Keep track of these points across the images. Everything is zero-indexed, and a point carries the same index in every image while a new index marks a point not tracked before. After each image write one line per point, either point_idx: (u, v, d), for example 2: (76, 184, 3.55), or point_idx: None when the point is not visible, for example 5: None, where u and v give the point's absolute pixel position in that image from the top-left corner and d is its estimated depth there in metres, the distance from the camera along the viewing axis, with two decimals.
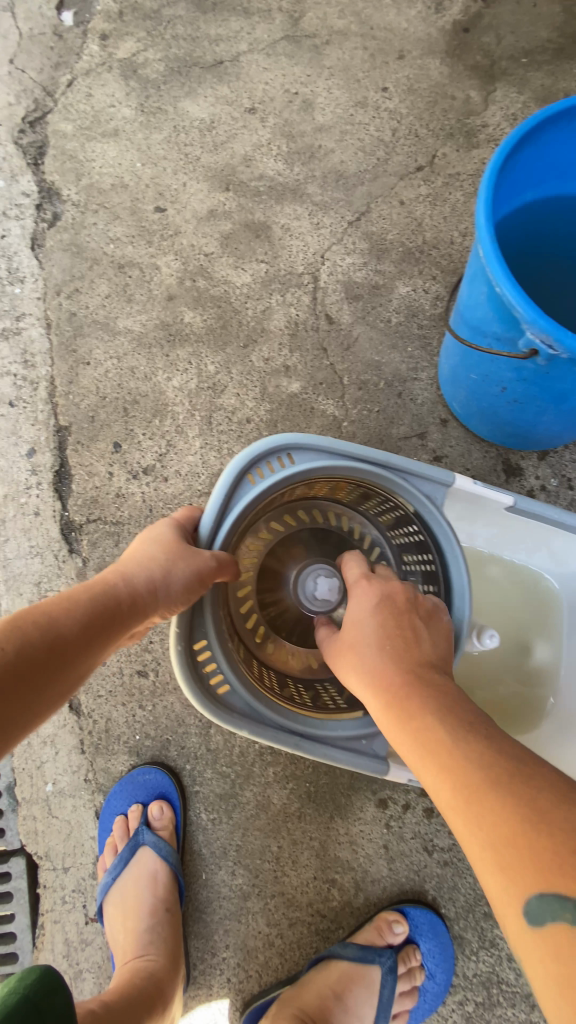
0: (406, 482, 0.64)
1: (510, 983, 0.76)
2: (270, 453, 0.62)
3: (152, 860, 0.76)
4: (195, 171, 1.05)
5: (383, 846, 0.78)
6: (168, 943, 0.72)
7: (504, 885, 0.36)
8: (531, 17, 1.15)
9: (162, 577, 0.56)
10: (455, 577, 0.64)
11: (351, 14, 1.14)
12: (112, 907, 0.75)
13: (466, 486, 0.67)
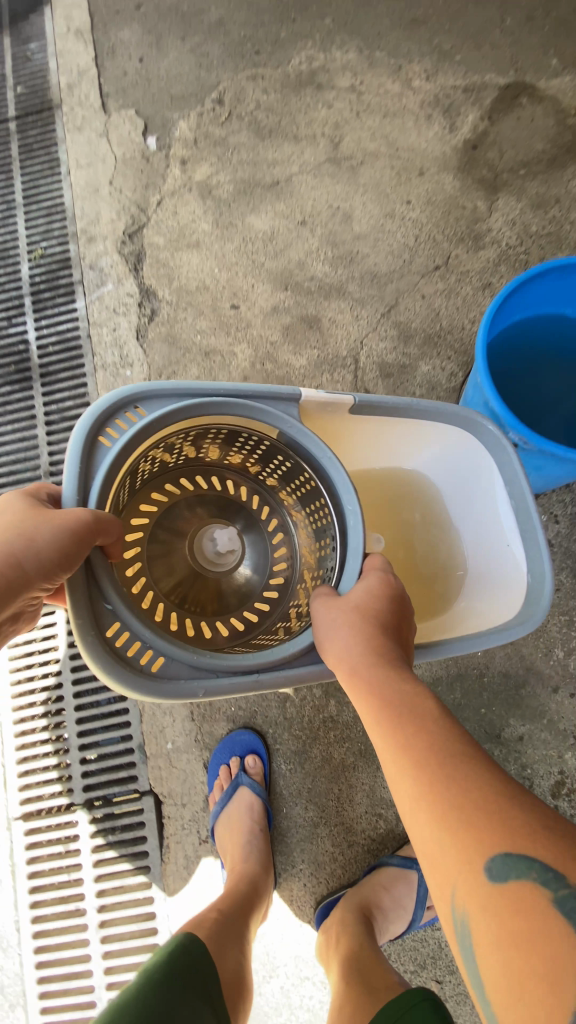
0: (257, 410, 0.82)
1: None
2: (120, 410, 0.78)
3: (249, 796, 1.03)
4: (261, 275, 1.35)
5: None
6: (263, 851, 1.00)
7: (470, 870, 0.49)
8: (529, 131, 1.42)
9: (29, 558, 0.64)
10: (341, 485, 0.82)
11: (380, 137, 1.44)
12: (221, 827, 1.04)
13: (312, 395, 0.84)
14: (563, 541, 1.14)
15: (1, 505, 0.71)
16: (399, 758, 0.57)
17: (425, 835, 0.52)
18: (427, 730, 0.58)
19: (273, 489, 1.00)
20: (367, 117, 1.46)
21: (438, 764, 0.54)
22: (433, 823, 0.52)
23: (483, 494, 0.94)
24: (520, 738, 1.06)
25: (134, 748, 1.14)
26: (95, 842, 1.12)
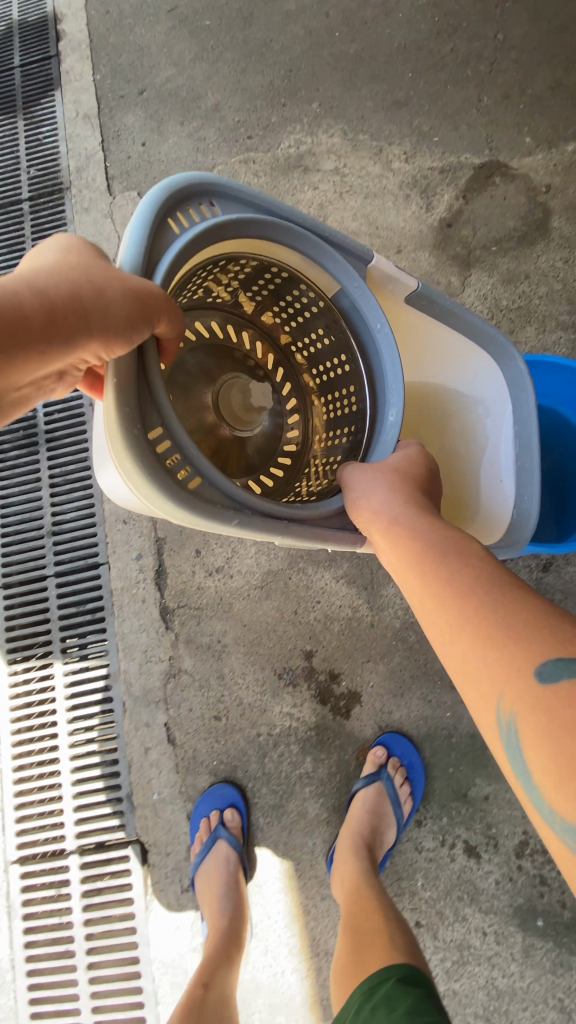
0: (328, 257, 0.83)
1: (476, 946, 1.05)
2: (195, 197, 0.75)
3: (226, 848, 1.10)
4: None
5: (391, 814, 1.09)
6: (240, 900, 1.07)
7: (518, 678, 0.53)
8: (502, 209, 1.51)
9: (83, 289, 0.60)
10: (380, 336, 0.85)
11: (362, 217, 1.55)
12: (200, 877, 1.10)
13: (383, 265, 0.87)
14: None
15: (47, 247, 0.66)
16: (445, 605, 0.62)
17: (467, 646, 0.58)
18: (471, 570, 0.65)
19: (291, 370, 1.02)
20: (350, 198, 1.58)
21: (480, 589, 0.61)
22: (477, 639, 0.57)
23: (494, 426, 0.97)
24: (486, 797, 1.11)
25: (123, 796, 1.22)
26: (85, 886, 1.20)
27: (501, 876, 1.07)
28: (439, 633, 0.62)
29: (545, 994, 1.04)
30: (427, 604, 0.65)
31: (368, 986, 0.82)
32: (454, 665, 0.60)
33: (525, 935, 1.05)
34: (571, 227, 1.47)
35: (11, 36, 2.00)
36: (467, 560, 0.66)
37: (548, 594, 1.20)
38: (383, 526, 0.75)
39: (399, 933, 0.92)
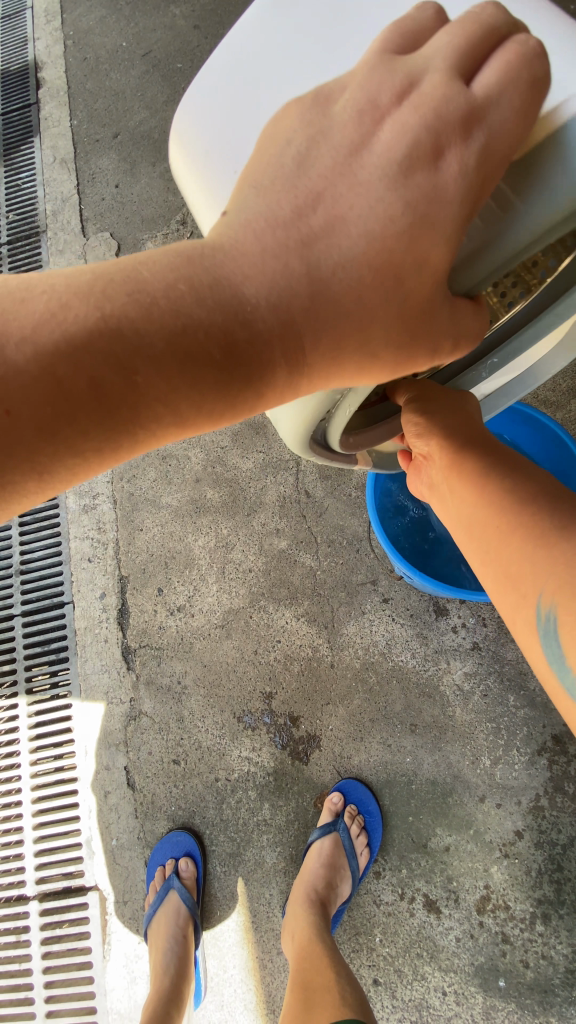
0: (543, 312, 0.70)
1: (436, 1006, 1.02)
2: None
3: (177, 901, 1.09)
4: None
5: (346, 865, 1.06)
6: (185, 954, 1.06)
7: (564, 572, 0.56)
8: None
9: (371, 315, 0.43)
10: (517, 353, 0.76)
11: None
12: (152, 926, 1.09)
13: None
14: (490, 645, 1.14)
15: (352, 211, 0.43)
16: (498, 509, 0.63)
17: (513, 546, 0.61)
18: (526, 479, 0.65)
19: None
20: None
21: (535, 498, 0.62)
22: (526, 540, 0.60)
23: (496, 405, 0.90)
24: (447, 849, 1.06)
25: (82, 842, 1.21)
26: (43, 934, 1.19)
27: (462, 933, 1.03)
28: (488, 546, 0.64)
29: None
30: (477, 511, 0.66)
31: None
32: (497, 560, 0.63)
33: (487, 996, 1.01)
34: None
35: None
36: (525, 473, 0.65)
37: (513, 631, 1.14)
38: (440, 443, 0.72)
39: (348, 986, 0.91)
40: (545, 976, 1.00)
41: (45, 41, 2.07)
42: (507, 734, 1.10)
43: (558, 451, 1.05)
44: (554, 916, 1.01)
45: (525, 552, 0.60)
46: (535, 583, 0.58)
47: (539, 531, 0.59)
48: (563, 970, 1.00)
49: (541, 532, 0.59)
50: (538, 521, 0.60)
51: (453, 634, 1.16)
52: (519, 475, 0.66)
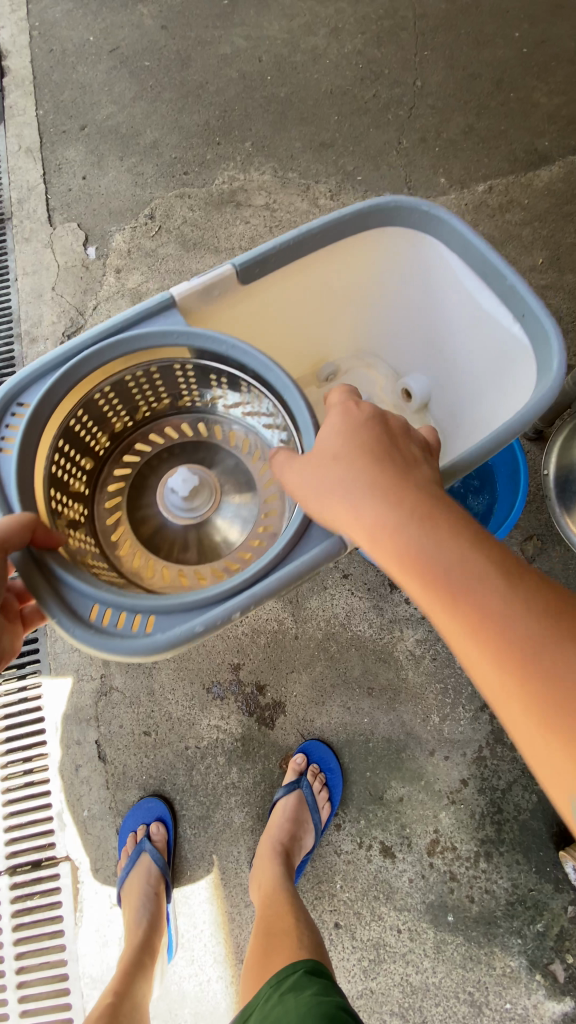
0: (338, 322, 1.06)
1: (391, 943, 1.11)
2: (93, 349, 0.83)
3: (152, 863, 1.13)
4: None
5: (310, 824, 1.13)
6: (157, 911, 1.11)
7: (539, 720, 0.52)
8: None
9: None
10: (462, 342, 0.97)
11: None
12: (123, 888, 1.14)
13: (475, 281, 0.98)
14: None
15: None
16: (459, 631, 0.57)
17: (489, 673, 0.55)
18: (489, 588, 0.57)
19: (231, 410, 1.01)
20: (279, 232, 1.68)
21: (494, 611, 0.56)
22: (499, 665, 0.54)
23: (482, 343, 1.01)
24: (401, 799, 1.16)
25: (53, 816, 1.24)
26: (14, 907, 1.21)
27: (415, 874, 1.13)
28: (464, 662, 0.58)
29: (456, 987, 1.09)
30: (445, 631, 0.59)
31: (276, 978, 0.86)
32: (475, 679, 0.57)
33: (437, 930, 1.11)
34: None
35: None
36: (490, 585, 0.57)
37: None
38: (385, 550, 0.64)
39: (307, 928, 0.98)
40: (488, 909, 1.11)
41: (9, 29, 2.06)
42: (453, 693, 1.21)
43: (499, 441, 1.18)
44: (495, 854, 1.13)
45: (500, 688, 0.54)
46: (521, 712, 0.53)
47: (509, 670, 0.54)
48: (504, 902, 1.11)
49: (514, 666, 0.54)
50: (505, 655, 0.54)
51: (405, 605, 1.27)
52: (473, 581, 0.58)
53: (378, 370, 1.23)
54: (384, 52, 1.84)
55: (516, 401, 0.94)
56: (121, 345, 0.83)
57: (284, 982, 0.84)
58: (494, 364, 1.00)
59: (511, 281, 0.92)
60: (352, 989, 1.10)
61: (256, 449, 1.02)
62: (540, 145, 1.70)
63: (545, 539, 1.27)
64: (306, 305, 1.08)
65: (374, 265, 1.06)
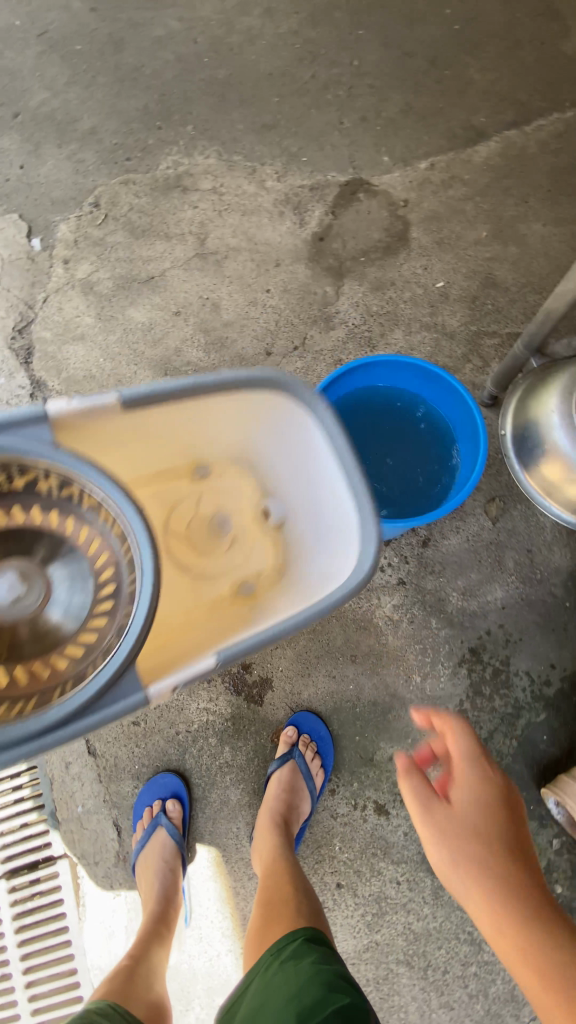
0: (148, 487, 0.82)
1: (392, 895, 1.16)
2: None
3: (162, 839, 1.14)
4: (142, 363, 1.51)
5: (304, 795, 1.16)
6: (174, 882, 1.12)
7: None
8: (366, 222, 1.64)
9: None
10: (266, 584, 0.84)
11: (241, 233, 1.64)
12: (139, 862, 1.14)
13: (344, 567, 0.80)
14: (412, 579, 1.30)
15: None
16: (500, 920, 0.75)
17: (504, 951, 0.75)
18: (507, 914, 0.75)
19: (91, 507, 0.77)
20: (228, 215, 1.67)
21: (508, 927, 0.75)
22: (512, 956, 0.74)
23: (325, 537, 0.86)
24: (390, 758, 1.21)
25: (46, 816, 1.23)
26: (15, 911, 1.20)
27: (409, 827, 1.18)
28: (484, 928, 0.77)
29: (455, 928, 1.15)
30: (480, 914, 0.77)
31: (276, 948, 0.90)
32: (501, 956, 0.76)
33: (434, 878, 1.16)
34: (428, 236, 1.62)
35: None
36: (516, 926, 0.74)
37: (429, 567, 1.31)
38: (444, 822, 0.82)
39: (305, 898, 1.00)
40: None
41: None
42: (432, 652, 1.26)
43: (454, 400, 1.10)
44: None
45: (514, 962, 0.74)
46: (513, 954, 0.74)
47: (523, 956, 0.73)
48: None
49: (521, 959, 0.73)
50: (525, 949, 0.73)
51: (381, 573, 1.30)
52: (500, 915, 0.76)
53: (248, 478, 0.94)
54: (319, 31, 1.85)
55: (331, 558, 0.83)
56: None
57: (285, 953, 0.88)
58: (311, 624, 0.84)
59: (360, 484, 0.80)
60: (359, 943, 1.14)
61: (103, 553, 0.78)
62: (476, 121, 1.75)
63: (506, 500, 1.33)
64: (160, 442, 0.86)
65: (236, 422, 0.89)
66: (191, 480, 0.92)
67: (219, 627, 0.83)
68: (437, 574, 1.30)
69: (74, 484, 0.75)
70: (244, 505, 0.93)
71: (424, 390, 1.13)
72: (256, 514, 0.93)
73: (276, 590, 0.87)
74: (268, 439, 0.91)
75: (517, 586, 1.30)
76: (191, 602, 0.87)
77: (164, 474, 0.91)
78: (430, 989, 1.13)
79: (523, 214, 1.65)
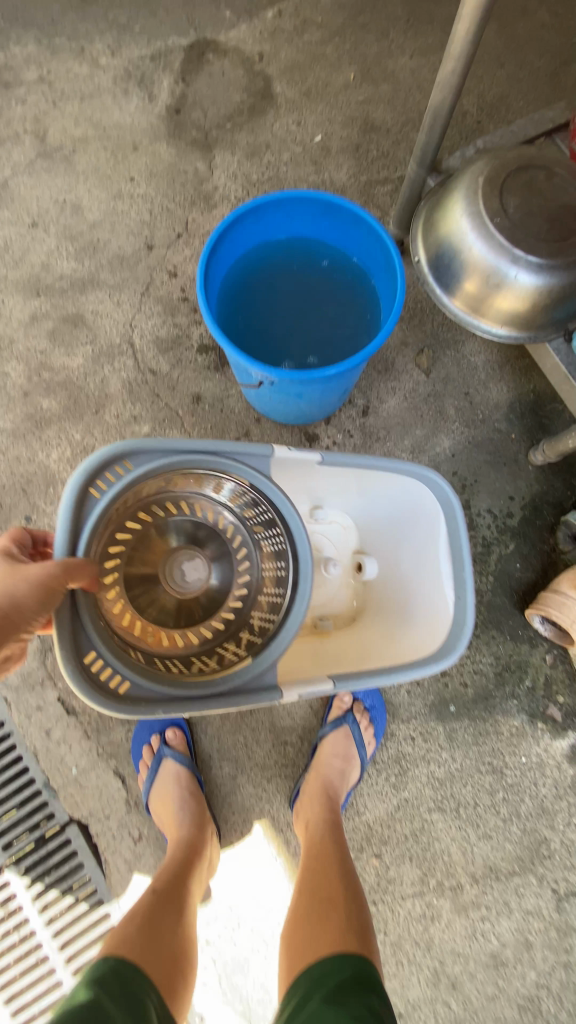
0: (240, 464, 0.87)
1: (409, 752, 1.16)
2: (107, 464, 0.83)
3: (174, 766, 1.09)
4: (9, 289, 1.32)
5: (357, 756, 1.09)
6: (196, 810, 1.06)
7: None
8: (223, 85, 1.46)
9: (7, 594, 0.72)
10: (301, 570, 0.88)
11: (85, 121, 1.43)
12: (153, 798, 1.09)
13: (445, 575, 0.94)
14: (361, 449, 1.24)
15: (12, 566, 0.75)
16: None
17: None
18: None
19: (235, 526, 0.99)
20: (65, 103, 1.44)
21: None
22: None
23: (424, 613, 0.97)
24: None
25: (40, 788, 1.14)
26: (34, 890, 1.12)
27: (411, 685, 1.17)
28: None
29: (475, 764, 1.17)
30: None
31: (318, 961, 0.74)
32: None
33: (445, 724, 1.17)
34: (294, 89, 1.47)
35: None
36: None
37: (375, 434, 1.25)
38: None
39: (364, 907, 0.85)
40: (482, 687, 1.18)
41: None
42: None
43: (358, 235, 1.00)
44: (473, 639, 1.19)
45: None
46: None
47: None
48: (493, 675, 1.19)
49: None
50: None
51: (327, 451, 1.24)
52: None
53: (350, 528, 1.10)
54: None
55: (421, 634, 0.95)
56: (200, 460, 0.86)
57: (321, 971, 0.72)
58: (406, 634, 0.98)
59: (462, 550, 0.94)
60: (388, 806, 1.15)
61: (246, 559, 0.98)
62: None
63: (434, 348, 1.28)
64: (336, 488, 1.04)
65: (388, 489, 1.02)
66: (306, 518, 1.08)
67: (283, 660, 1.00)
68: (383, 439, 1.25)
69: (247, 558, 0.98)
70: (343, 545, 1.10)
71: (326, 231, 1.02)
72: (349, 563, 1.10)
73: (347, 630, 1.07)
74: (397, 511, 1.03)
75: (463, 431, 1.27)
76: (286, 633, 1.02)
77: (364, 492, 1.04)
78: (466, 825, 1.15)
79: (388, 49, 1.52)
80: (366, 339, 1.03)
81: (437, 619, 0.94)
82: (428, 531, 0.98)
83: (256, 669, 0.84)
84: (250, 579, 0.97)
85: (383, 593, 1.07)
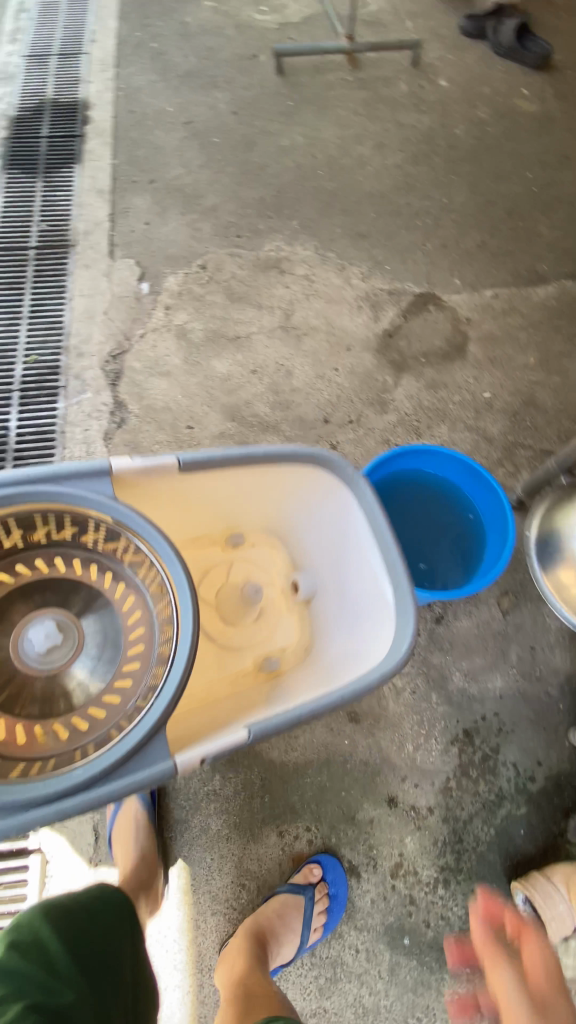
0: (72, 490, 0.97)
1: (348, 962, 1.16)
2: None
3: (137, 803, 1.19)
4: (215, 407, 1.70)
5: (298, 931, 1.13)
6: (150, 845, 1.16)
7: None
8: (431, 330, 1.87)
9: None
10: (184, 617, 0.95)
11: (322, 316, 1.88)
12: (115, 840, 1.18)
13: (387, 607, 1.10)
14: (422, 651, 1.37)
15: None
16: None
17: None
18: None
19: (130, 565, 1.03)
20: (314, 299, 1.91)
21: None
22: None
23: (368, 625, 1.14)
24: (370, 821, 1.25)
25: None
26: None
27: (377, 895, 1.20)
28: None
29: (405, 1012, 1.15)
30: None
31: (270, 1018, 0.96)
32: None
33: (392, 954, 1.17)
34: (483, 352, 1.84)
35: (43, 111, 2.24)
36: None
37: (440, 643, 1.38)
38: None
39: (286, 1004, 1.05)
40: (441, 935, 1.19)
41: (97, 86, 2.30)
42: (428, 725, 1.31)
43: (488, 498, 1.25)
44: (451, 882, 1.22)
45: None
46: None
47: None
48: (456, 930, 1.19)
49: None
50: None
51: None
52: None
53: (279, 554, 1.28)
54: (418, 171, 2.20)
55: (367, 651, 1.09)
56: (29, 492, 0.95)
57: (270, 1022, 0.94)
58: (348, 652, 1.14)
59: (395, 558, 1.11)
60: (305, 1006, 1.15)
61: (136, 608, 1.03)
62: (539, 267, 2.03)
63: (517, 596, 1.44)
64: (192, 511, 1.20)
65: (289, 490, 1.21)
66: (224, 548, 1.28)
67: (246, 700, 1.14)
68: (445, 651, 1.38)
69: (132, 594, 1.04)
70: (274, 579, 1.26)
71: (464, 485, 1.29)
72: (287, 588, 1.25)
73: (297, 667, 1.19)
74: (337, 514, 1.21)
75: (516, 679, 1.37)
76: (227, 678, 1.17)
77: (228, 510, 1.23)
78: None
79: (568, 350, 1.88)
80: (469, 579, 1.24)
81: (382, 598, 1.12)
82: (362, 532, 1.18)
83: (123, 756, 0.87)
84: (146, 636, 1.01)
85: (316, 623, 1.24)
